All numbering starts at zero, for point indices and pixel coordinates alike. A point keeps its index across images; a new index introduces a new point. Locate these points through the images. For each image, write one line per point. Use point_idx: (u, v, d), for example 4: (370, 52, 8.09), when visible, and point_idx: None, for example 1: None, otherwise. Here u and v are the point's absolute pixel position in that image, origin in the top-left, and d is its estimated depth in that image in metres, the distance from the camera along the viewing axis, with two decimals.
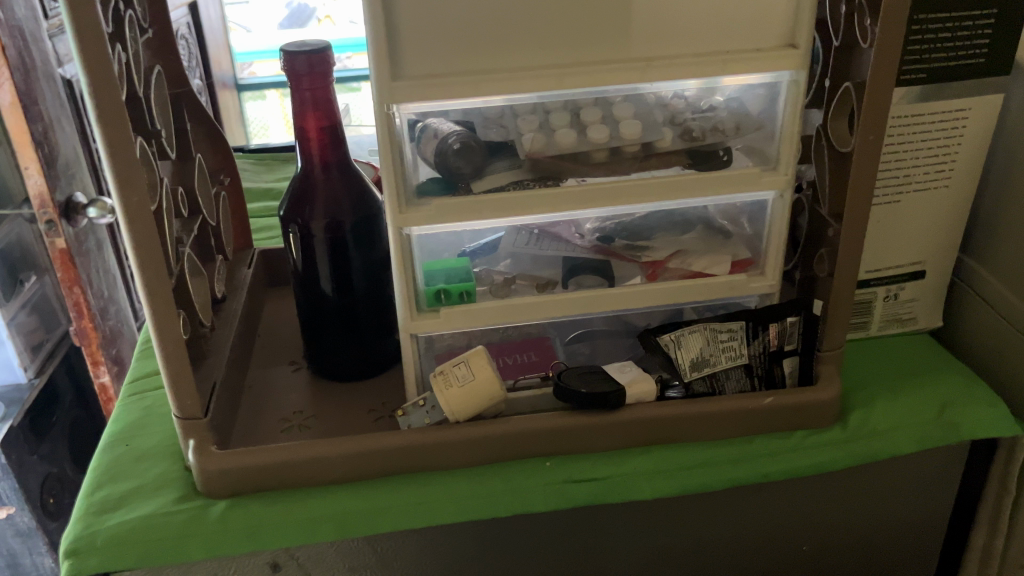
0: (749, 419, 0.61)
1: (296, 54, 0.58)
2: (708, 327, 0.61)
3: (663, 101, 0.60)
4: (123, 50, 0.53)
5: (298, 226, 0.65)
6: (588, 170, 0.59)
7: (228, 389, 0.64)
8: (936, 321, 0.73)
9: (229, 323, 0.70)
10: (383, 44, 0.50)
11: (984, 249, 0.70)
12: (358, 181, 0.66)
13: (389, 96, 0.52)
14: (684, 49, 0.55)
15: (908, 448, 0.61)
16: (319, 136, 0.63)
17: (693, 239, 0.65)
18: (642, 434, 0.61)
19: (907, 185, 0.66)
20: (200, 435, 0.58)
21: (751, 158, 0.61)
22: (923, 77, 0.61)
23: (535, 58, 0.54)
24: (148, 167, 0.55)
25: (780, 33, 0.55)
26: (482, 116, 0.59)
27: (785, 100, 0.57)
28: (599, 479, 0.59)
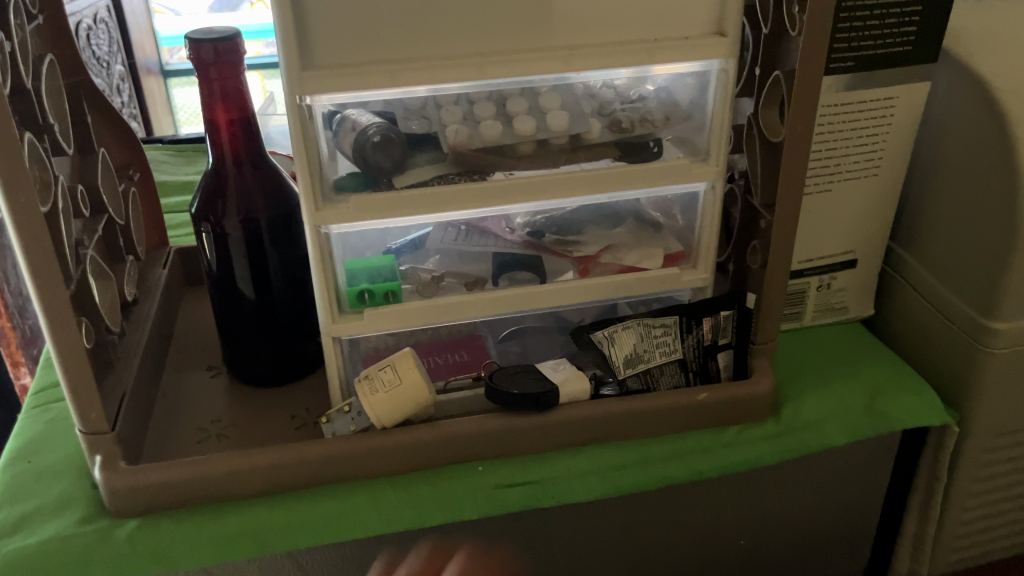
0: (684, 415, 0.60)
1: (201, 41, 0.54)
2: (641, 322, 0.59)
3: (591, 92, 0.58)
4: (6, 39, 0.49)
5: (211, 225, 0.61)
6: (514, 163, 0.56)
7: (139, 399, 0.61)
8: (868, 309, 0.73)
9: (141, 328, 0.66)
10: (290, 31, 0.47)
11: (912, 237, 0.70)
12: (274, 176, 0.63)
13: (299, 87, 0.49)
14: (609, 37, 0.53)
15: (840, 439, 0.61)
16: (230, 129, 0.59)
17: (623, 233, 0.63)
18: (576, 434, 0.59)
19: (838, 174, 0.66)
20: (107, 450, 0.55)
21: (681, 149, 0.59)
22: (849, 66, 0.61)
23: (454, 46, 0.51)
24: (39, 166, 0.51)
25: (707, 20, 0.53)
26: (403, 107, 0.56)
27: (716, 90, 0.55)
28: (530, 482, 0.57)
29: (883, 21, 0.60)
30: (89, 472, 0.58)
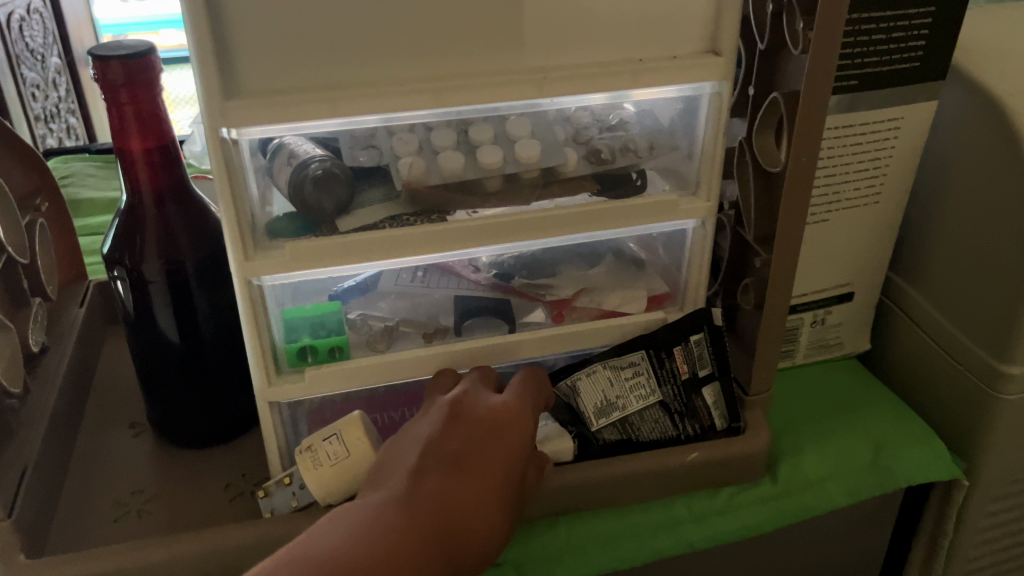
0: (674, 479, 0.53)
1: (107, 59, 0.46)
2: (604, 364, 0.53)
3: (565, 116, 0.51)
4: None
5: (126, 268, 0.53)
6: (479, 201, 0.49)
7: (45, 473, 0.52)
8: (863, 345, 0.68)
9: (50, 384, 0.57)
10: (207, 53, 0.39)
11: (913, 268, 0.64)
12: (201, 210, 0.55)
13: (221, 119, 0.41)
14: (587, 57, 0.45)
15: (841, 501, 0.56)
16: (147, 160, 0.51)
17: (601, 272, 0.57)
18: (553, 504, 0.51)
19: (836, 202, 0.59)
20: (2, 542, 0.47)
21: (667, 181, 0.52)
22: (854, 84, 0.54)
23: (407, 70, 0.43)
24: None
25: (698, 38, 0.46)
26: (349, 135, 0.49)
27: (706, 115, 0.48)
28: (503, 562, 0.51)
29: (890, 35, 0.54)
30: None
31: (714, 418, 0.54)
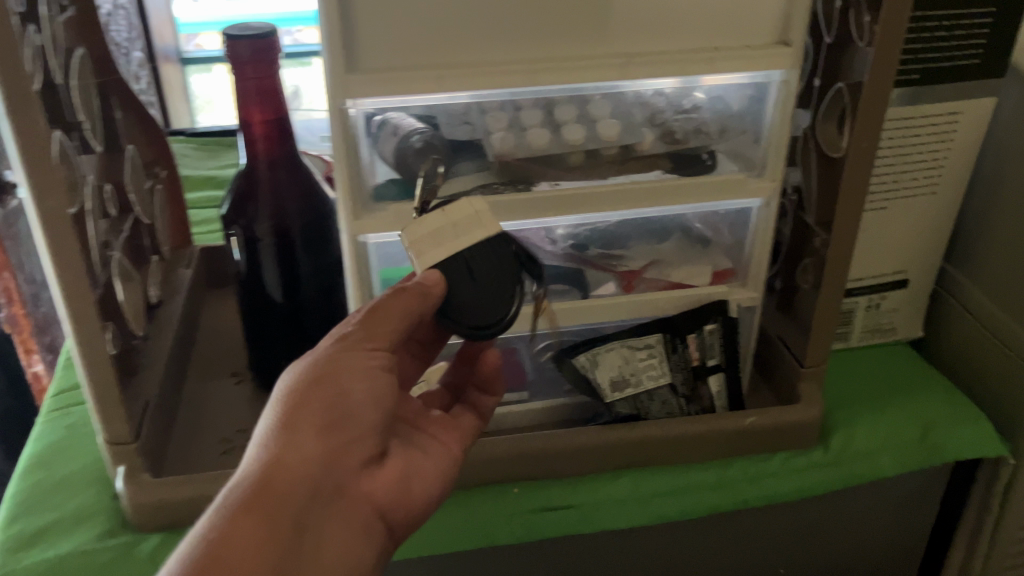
0: (729, 441, 0.58)
1: (238, 37, 0.52)
2: (625, 344, 0.57)
3: (642, 99, 0.54)
4: (38, 32, 0.47)
5: (241, 228, 0.59)
6: (562, 173, 0.54)
7: (162, 407, 0.59)
8: (916, 331, 0.71)
9: (164, 331, 0.64)
10: (335, 32, 0.45)
11: (968, 258, 0.67)
12: (307, 178, 0.60)
13: (343, 91, 0.47)
14: (667, 45, 0.50)
15: (892, 471, 0.59)
16: (263, 130, 0.57)
17: (670, 249, 0.61)
18: (615, 458, 0.57)
19: (895, 191, 0.63)
20: (131, 462, 0.53)
21: (735, 163, 0.56)
22: (916, 78, 0.58)
23: (506, 52, 0.48)
24: (68, 165, 0.49)
25: (771, 30, 0.51)
26: (446, 111, 0.53)
27: (774, 103, 0.52)
28: (572, 506, 0.56)
29: (953, 32, 0.57)
30: (111, 483, 0.56)
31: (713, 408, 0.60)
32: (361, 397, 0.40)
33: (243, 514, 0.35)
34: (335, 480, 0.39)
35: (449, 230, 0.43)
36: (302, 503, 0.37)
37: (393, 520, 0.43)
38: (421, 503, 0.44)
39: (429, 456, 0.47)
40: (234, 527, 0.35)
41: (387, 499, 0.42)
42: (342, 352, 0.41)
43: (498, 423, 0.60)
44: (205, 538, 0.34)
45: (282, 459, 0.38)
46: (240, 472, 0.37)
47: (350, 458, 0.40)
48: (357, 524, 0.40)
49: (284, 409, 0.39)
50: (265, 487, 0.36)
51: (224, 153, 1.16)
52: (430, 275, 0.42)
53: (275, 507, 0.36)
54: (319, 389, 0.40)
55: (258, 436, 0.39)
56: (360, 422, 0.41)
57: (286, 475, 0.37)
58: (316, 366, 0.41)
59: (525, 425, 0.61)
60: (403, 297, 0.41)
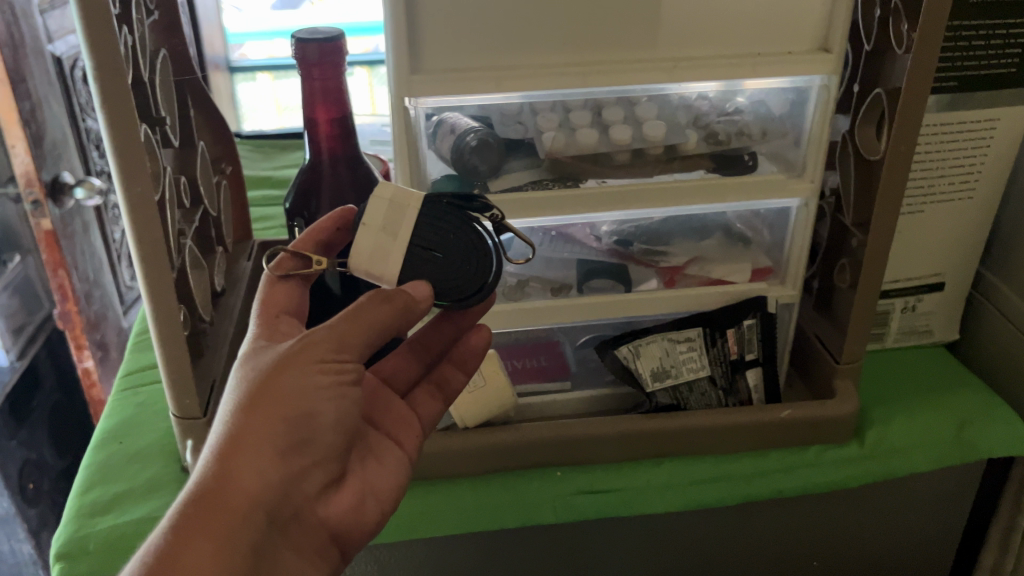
0: (765, 432, 0.60)
1: (307, 41, 0.56)
2: (666, 336, 0.60)
3: (687, 103, 0.57)
4: (130, 33, 0.51)
5: (304, 221, 0.63)
6: (609, 171, 0.57)
7: (227, 388, 0.62)
8: (951, 334, 0.72)
9: (227, 317, 0.68)
10: (402, 35, 0.48)
11: (1004, 263, 0.69)
12: (366, 175, 0.64)
13: (406, 89, 0.50)
14: (712, 50, 0.53)
15: (925, 467, 0.61)
16: (328, 127, 0.61)
17: (712, 245, 0.63)
18: (653, 446, 0.60)
19: (932, 195, 0.64)
20: (198, 435, 0.57)
21: (775, 164, 0.59)
22: (954, 85, 0.60)
23: (561, 56, 0.52)
24: (152, 156, 0.53)
25: (813, 37, 0.53)
26: (500, 112, 0.56)
27: (815, 106, 0.55)
28: (612, 490, 0.58)
29: (989, 42, 0.59)
30: (180, 457, 0.61)
31: (750, 400, 0.63)
32: (320, 419, 0.40)
33: (194, 540, 0.35)
34: (287, 504, 0.39)
35: (391, 221, 0.44)
36: (257, 532, 0.37)
37: (346, 537, 0.44)
38: (374, 527, 0.45)
39: (387, 466, 0.47)
40: (189, 556, 0.34)
41: (341, 520, 0.43)
42: (310, 365, 0.39)
43: (542, 409, 0.63)
44: (158, 565, 0.34)
45: (237, 480, 0.37)
46: (193, 488, 0.37)
47: (301, 480, 0.40)
48: (306, 547, 0.41)
49: (243, 423, 0.38)
50: (218, 511, 0.36)
51: (276, 155, 1.20)
52: (416, 286, 0.43)
53: (229, 535, 0.36)
54: (283, 405, 0.38)
55: (211, 445, 0.38)
56: (316, 443, 0.40)
57: (242, 502, 0.36)
58: (281, 376, 0.39)
59: (567, 413, 0.63)
60: (378, 308, 0.40)
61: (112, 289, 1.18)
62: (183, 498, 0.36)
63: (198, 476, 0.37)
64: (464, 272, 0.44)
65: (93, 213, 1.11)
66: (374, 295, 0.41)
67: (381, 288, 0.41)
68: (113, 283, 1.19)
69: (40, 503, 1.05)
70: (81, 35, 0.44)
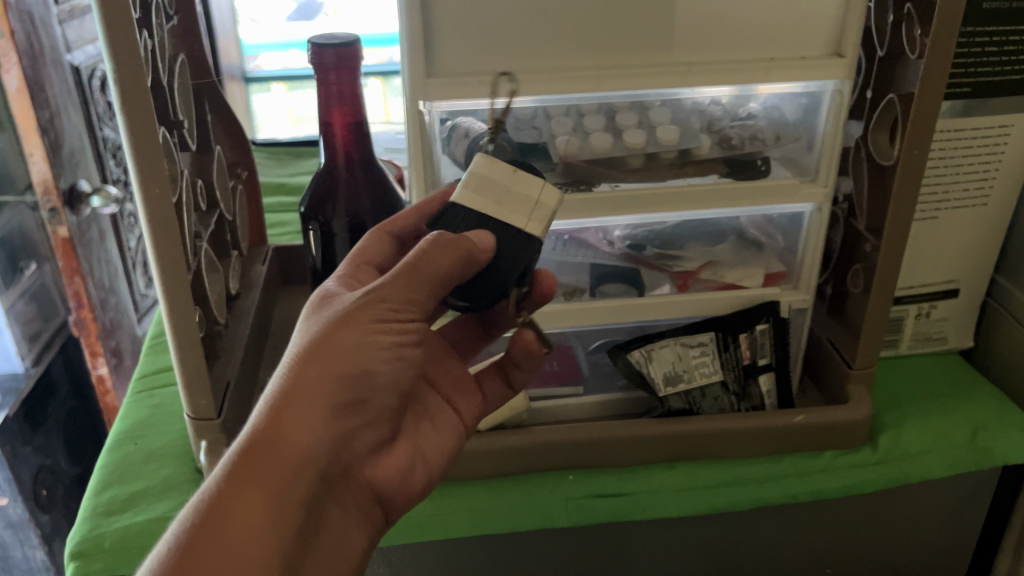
0: (778, 436, 0.60)
1: (324, 47, 0.56)
2: (678, 340, 0.60)
3: (700, 108, 0.58)
4: (150, 37, 0.52)
5: (318, 225, 0.64)
6: (621, 175, 0.57)
7: (241, 390, 0.63)
8: (966, 341, 0.72)
9: (243, 320, 0.68)
10: (418, 38, 0.49)
11: (1019, 269, 0.69)
12: (381, 179, 0.64)
13: (422, 93, 0.50)
14: (725, 55, 0.53)
15: (940, 472, 0.60)
16: (343, 132, 0.61)
17: (726, 250, 0.63)
18: (665, 450, 0.60)
19: (947, 201, 0.64)
20: (213, 436, 0.58)
21: (789, 169, 0.59)
22: (967, 91, 0.60)
23: (575, 60, 0.52)
24: (169, 159, 0.54)
25: (825, 42, 0.53)
26: (514, 116, 0.56)
27: (827, 112, 0.55)
28: (625, 494, 0.58)
29: (1003, 48, 0.60)
30: (194, 457, 0.61)
31: (763, 406, 0.63)
32: (376, 378, 0.42)
33: (245, 490, 0.38)
34: (337, 460, 0.42)
35: (499, 188, 0.45)
36: (307, 486, 0.40)
37: (391, 493, 0.47)
38: (421, 486, 0.48)
39: (439, 431, 0.50)
40: (237, 502, 0.38)
41: (388, 479, 0.46)
42: (368, 325, 0.41)
43: (555, 414, 0.63)
44: (211, 508, 0.37)
45: (289, 437, 0.39)
46: (246, 438, 0.39)
47: (353, 436, 0.42)
48: (351, 501, 0.45)
49: (298, 379, 0.40)
50: (271, 464, 0.39)
51: (291, 163, 1.22)
52: (480, 235, 0.43)
53: (279, 488, 0.39)
54: (339, 364, 0.40)
55: (267, 397, 0.40)
56: (368, 402, 0.42)
57: (292, 458, 0.39)
58: (341, 334, 0.40)
59: (580, 417, 0.63)
60: (437, 259, 0.41)
61: (128, 295, 1.19)
62: (236, 448, 0.39)
63: (252, 426, 0.40)
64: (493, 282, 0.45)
65: (109, 220, 1.12)
66: (432, 242, 0.41)
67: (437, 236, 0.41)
68: (128, 289, 1.20)
69: (54, 509, 1.06)
70: (102, 39, 0.45)
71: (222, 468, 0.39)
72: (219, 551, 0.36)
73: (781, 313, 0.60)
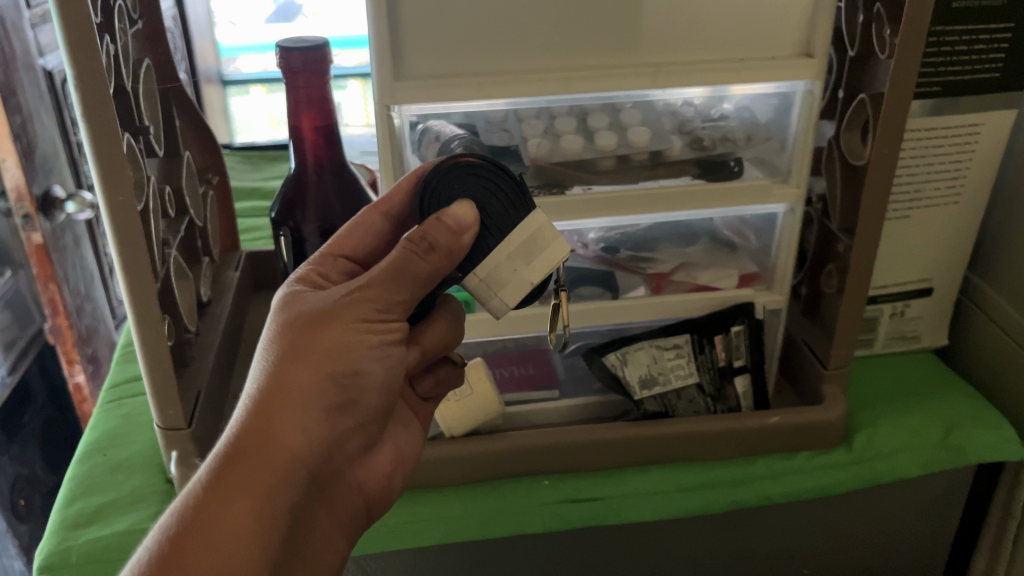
0: (751, 438, 0.60)
1: (291, 50, 0.56)
2: (653, 343, 0.60)
3: (671, 109, 0.58)
4: (112, 42, 0.51)
5: (289, 229, 0.63)
6: (594, 178, 0.57)
7: (212, 398, 0.62)
8: (940, 339, 0.72)
9: (214, 328, 0.67)
10: (383, 41, 0.48)
11: (992, 266, 0.69)
12: (352, 182, 0.64)
13: (389, 97, 0.50)
14: (695, 56, 0.53)
15: (915, 471, 0.60)
16: (313, 136, 0.61)
17: (698, 252, 0.63)
18: (640, 453, 0.60)
19: (918, 200, 0.64)
20: (183, 446, 0.57)
21: (761, 170, 0.59)
22: (937, 90, 0.60)
23: (543, 62, 0.52)
24: (134, 165, 0.53)
25: (795, 42, 0.53)
26: (485, 119, 0.56)
27: (799, 111, 0.55)
28: (600, 498, 0.58)
29: (972, 47, 0.60)
30: (164, 468, 0.60)
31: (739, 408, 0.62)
32: (364, 378, 0.41)
33: (235, 494, 0.36)
34: (326, 463, 0.41)
35: (524, 256, 0.42)
36: (297, 487, 0.38)
37: (373, 497, 0.46)
38: (399, 490, 0.48)
39: (412, 432, 0.50)
40: (228, 505, 0.35)
41: (369, 482, 0.46)
42: (356, 323, 0.40)
43: (530, 418, 0.62)
44: (199, 513, 0.35)
45: (279, 436, 0.38)
46: (231, 440, 0.37)
47: (340, 439, 0.42)
48: (337, 506, 0.43)
49: (285, 378, 0.38)
50: (261, 464, 0.37)
51: (265, 166, 1.21)
52: (461, 214, 0.40)
53: (269, 489, 0.37)
54: (327, 362, 0.39)
55: (248, 398, 0.39)
56: (355, 402, 0.41)
57: (282, 459, 0.37)
58: (329, 332, 0.39)
59: (555, 421, 0.63)
60: (424, 260, 0.40)
61: (103, 301, 1.17)
62: (222, 449, 0.37)
63: (235, 427, 0.38)
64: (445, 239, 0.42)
65: (83, 227, 1.11)
66: (414, 240, 0.40)
67: (422, 234, 0.40)
68: (103, 295, 1.19)
69: (33, 519, 1.03)
70: (62, 45, 0.44)
71: (205, 472, 0.37)
72: (209, 558, 0.34)
73: (755, 314, 0.60)
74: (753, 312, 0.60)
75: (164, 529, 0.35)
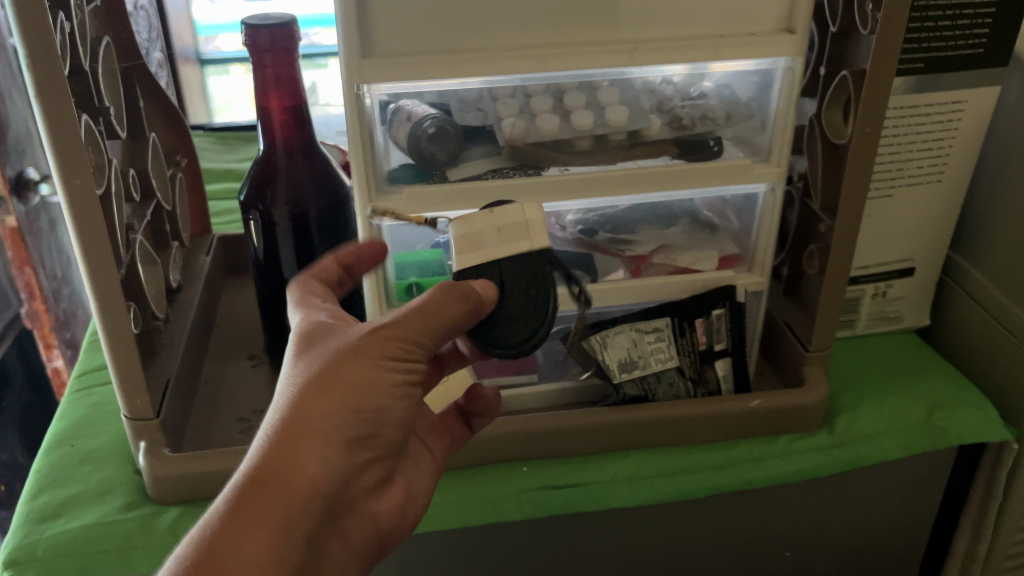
0: (734, 421, 0.59)
1: (257, 28, 0.55)
2: (634, 327, 0.58)
3: (651, 87, 0.56)
4: (67, 19, 0.49)
5: (258, 213, 0.61)
6: (571, 158, 0.55)
7: (182, 386, 0.60)
8: (922, 319, 0.72)
9: (184, 315, 0.66)
10: (351, 17, 0.46)
11: (974, 247, 0.68)
12: (324, 163, 0.63)
13: (358, 75, 0.48)
14: (674, 31, 0.51)
15: (896, 453, 0.60)
16: (281, 116, 0.59)
17: (678, 233, 0.62)
18: (619, 438, 0.59)
19: (900, 178, 0.63)
20: (152, 436, 0.55)
21: (740, 150, 0.57)
22: (920, 67, 0.59)
23: (516, 39, 0.50)
24: (94, 147, 0.51)
25: (776, 18, 0.52)
26: (459, 98, 0.55)
27: (779, 89, 0.53)
28: (580, 484, 0.57)
29: (956, 22, 0.58)
30: (133, 459, 0.59)
31: (718, 390, 0.62)
32: (387, 416, 0.40)
33: (252, 526, 0.35)
34: (342, 496, 0.40)
35: (511, 232, 0.45)
36: (315, 521, 0.37)
37: (389, 532, 0.45)
38: (411, 528, 0.47)
39: (422, 471, 0.49)
40: (245, 538, 0.34)
41: (385, 516, 0.44)
42: (381, 360, 0.39)
43: (509, 404, 0.61)
44: (219, 540, 0.34)
45: (302, 464, 0.37)
46: (248, 471, 0.36)
47: (358, 473, 0.40)
48: (350, 540, 0.42)
49: (306, 409, 0.38)
50: (279, 497, 0.36)
51: (241, 147, 1.18)
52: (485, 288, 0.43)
53: (287, 521, 0.36)
54: (350, 397, 0.38)
55: (269, 425, 0.38)
56: (378, 439, 0.40)
57: (301, 493, 0.36)
58: (354, 367, 0.39)
59: (533, 406, 0.62)
60: (451, 306, 0.41)
61: (80, 284, 1.15)
62: (240, 477, 0.36)
63: (255, 456, 0.37)
64: (524, 316, 0.44)
65: (58, 209, 1.09)
66: (443, 290, 0.41)
67: (452, 284, 0.42)
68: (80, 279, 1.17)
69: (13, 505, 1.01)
70: (13, 21, 0.42)
71: (222, 501, 0.36)
72: None
73: (737, 297, 0.59)
74: (735, 294, 0.59)
75: (180, 559, 0.34)
